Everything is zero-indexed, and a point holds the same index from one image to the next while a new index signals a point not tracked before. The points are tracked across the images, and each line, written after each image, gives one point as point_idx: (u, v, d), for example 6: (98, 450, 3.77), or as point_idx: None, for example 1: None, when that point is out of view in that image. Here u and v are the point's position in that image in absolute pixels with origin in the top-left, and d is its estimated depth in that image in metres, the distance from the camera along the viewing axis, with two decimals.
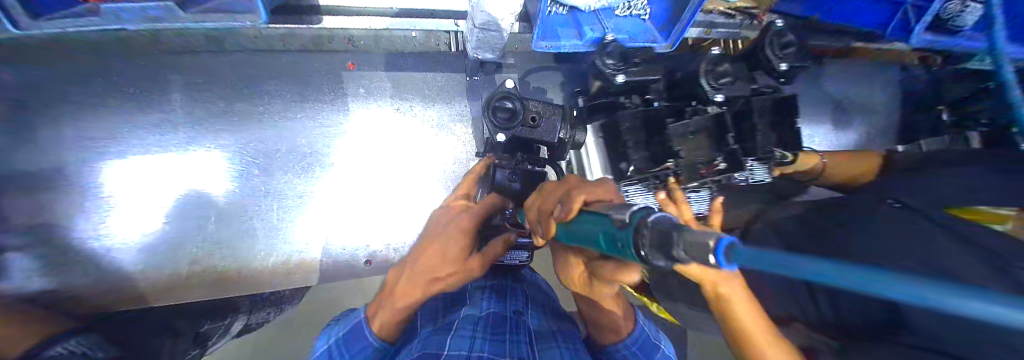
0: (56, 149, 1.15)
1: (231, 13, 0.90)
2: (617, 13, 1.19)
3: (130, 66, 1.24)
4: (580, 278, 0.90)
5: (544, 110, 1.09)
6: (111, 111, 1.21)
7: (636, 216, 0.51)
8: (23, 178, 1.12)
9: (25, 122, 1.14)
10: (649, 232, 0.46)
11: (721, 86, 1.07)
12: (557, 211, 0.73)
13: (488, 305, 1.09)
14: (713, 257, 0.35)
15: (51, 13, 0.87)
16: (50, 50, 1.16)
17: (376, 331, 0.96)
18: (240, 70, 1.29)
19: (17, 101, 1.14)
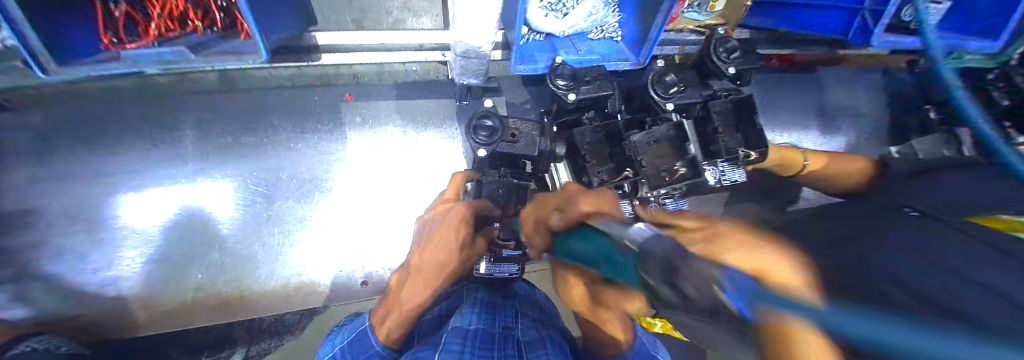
0: (82, 185, 1.30)
1: (238, 54, 0.95)
2: (590, 37, 1.29)
3: (145, 107, 1.37)
4: (581, 293, 0.88)
5: (522, 124, 1.06)
6: (127, 148, 1.34)
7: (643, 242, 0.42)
8: (50, 214, 1.27)
9: (58, 162, 1.29)
10: (654, 262, 0.37)
11: (671, 96, 1.15)
12: (555, 221, 0.74)
13: (476, 319, 1.05)
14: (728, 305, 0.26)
15: (75, 59, 0.90)
16: (79, 98, 1.31)
17: (381, 337, 0.99)
18: (248, 106, 1.42)
19: (53, 145, 1.29)
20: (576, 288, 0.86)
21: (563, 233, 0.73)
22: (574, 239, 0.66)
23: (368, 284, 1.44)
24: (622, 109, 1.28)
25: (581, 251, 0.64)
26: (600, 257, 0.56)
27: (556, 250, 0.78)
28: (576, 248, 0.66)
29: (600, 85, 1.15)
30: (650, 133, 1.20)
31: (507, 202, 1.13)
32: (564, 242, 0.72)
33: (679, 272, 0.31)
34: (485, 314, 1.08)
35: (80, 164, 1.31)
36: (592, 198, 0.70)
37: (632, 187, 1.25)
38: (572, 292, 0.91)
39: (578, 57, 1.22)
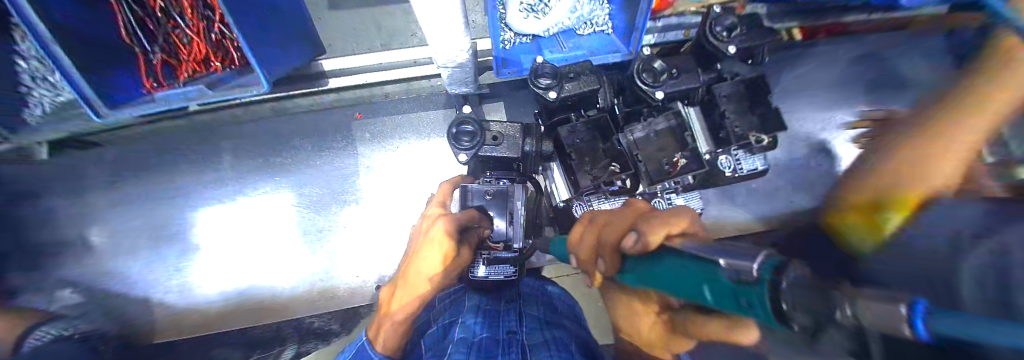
0: (150, 207, 1.54)
1: (242, 87, 1.07)
2: (578, 33, 1.25)
3: (192, 139, 1.58)
4: (654, 334, 0.73)
5: (503, 128, 1.08)
6: (182, 175, 1.56)
7: (762, 268, 0.39)
8: (128, 233, 1.53)
9: (132, 191, 1.55)
10: (795, 291, 0.34)
11: (660, 83, 1.07)
12: (630, 243, 0.68)
13: (479, 328, 0.93)
14: (906, 329, 0.24)
15: (119, 102, 1.01)
16: (142, 137, 1.55)
17: (376, 347, 0.99)
18: (275, 131, 1.59)
19: (126, 177, 1.55)
20: (644, 317, 0.73)
21: (635, 256, 0.68)
22: (656, 264, 0.61)
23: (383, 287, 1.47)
24: (617, 103, 1.23)
25: (668, 278, 0.58)
26: (691, 279, 0.51)
27: (626, 276, 0.71)
28: (661, 273, 0.60)
29: (584, 82, 1.12)
30: (648, 124, 1.14)
31: (499, 206, 1.14)
32: (640, 267, 0.66)
33: (834, 301, 0.29)
34: (486, 321, 0.97)
35: (147, 191, 1.55)
36: (674, 219, 0.66)
37: (633, 183, 1.19)
38: (640, 329, 0.75)
39: (565, 55, 1.19)
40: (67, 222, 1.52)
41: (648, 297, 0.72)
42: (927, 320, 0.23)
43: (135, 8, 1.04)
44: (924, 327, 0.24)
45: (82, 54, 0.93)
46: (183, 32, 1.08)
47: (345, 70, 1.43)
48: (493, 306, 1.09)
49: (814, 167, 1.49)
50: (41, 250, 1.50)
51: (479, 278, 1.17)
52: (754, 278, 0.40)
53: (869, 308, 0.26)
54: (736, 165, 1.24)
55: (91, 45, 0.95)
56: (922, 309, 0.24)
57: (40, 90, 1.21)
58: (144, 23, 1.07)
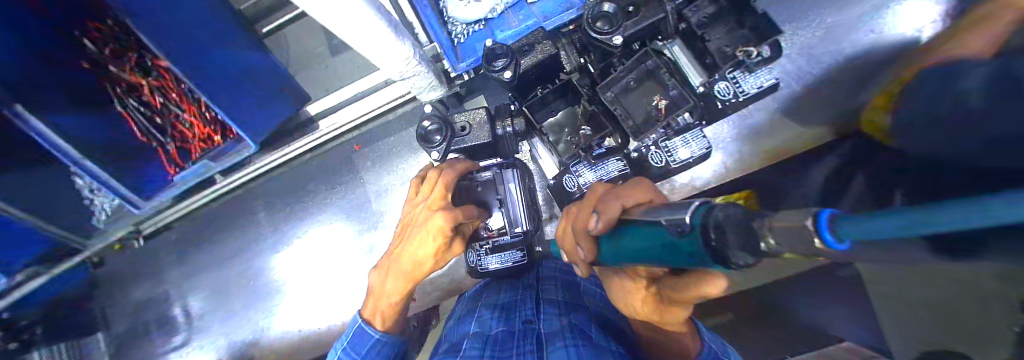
0: (206, 275, 1.72)
1: (235, 153, 1.28)
2: (528, 2, 1.19)
3: (224, 207, 1.73)
4: (644, 305, 0.67)
5: (470, 117, 1.09)
6: (224, 241, 1.72)
7: (694, 216, 0.46)
8: (196, 301, 1.71)
9: (189, 264, 1.73)
10: (725, 233, 0.39)
11: (613, 29, 0.98)
12: (592, 224, 0.70)
13: (495, 322, 0.91)
14: (819, 241, 0.24)
15: (149, 190, 1.29)
16: (185, 216, 1.73)
17: (376, 326, 0.91)
18: (290, 182, 1.70)
19: (182, 253, 1.74)
20: (635, 293, 0.67)
21: (605, 235, 0.69)
22: (621, 236, 0.63)
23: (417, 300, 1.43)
24: (585, 62, 1.13)
25: (636, 247, 0.60)
26: (654, 245, 0.55)
27: (603, 257, 0.70)
28: (628, 245, 0.62)
29: (540, 50, 1.05)
30: (625, 76, 1.05)
31: (492, 195, 1.11)
32: (611, 244, 0.67)
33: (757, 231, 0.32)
34: (501, 313, 0.95)
35: (201, 262, 1.73)
36: (629, 192, 0.71)
37: (622, 140, 1.09)
38: (632, 303, 0.69)
39: (515, 31, 1.16)
40: (148, 303, 1.73)
41: (631, 271, 0.67)
42: (835, 228, 0.24)
43: (143, 109, 1.35)
44: (835, 235, 0.25)
45: (107, 160, 1.17)
46: (183, 119, 1.35)
47: (331, 109, 1.54)
48: (511, 297, 1.05)
49: (848, 65, 1.25)
50: (136, 329, 1.72)
51: (492, 270, 1.17)
52: (689, 226, 0.46)
53: (783, 225, 0.28)
54: (736, 90, 1.05)
55: (113, 150, 1.21)
56: (828, 218, 0.25)
57: (100, 197, 1.44)
58: (153, 119, 1.36)
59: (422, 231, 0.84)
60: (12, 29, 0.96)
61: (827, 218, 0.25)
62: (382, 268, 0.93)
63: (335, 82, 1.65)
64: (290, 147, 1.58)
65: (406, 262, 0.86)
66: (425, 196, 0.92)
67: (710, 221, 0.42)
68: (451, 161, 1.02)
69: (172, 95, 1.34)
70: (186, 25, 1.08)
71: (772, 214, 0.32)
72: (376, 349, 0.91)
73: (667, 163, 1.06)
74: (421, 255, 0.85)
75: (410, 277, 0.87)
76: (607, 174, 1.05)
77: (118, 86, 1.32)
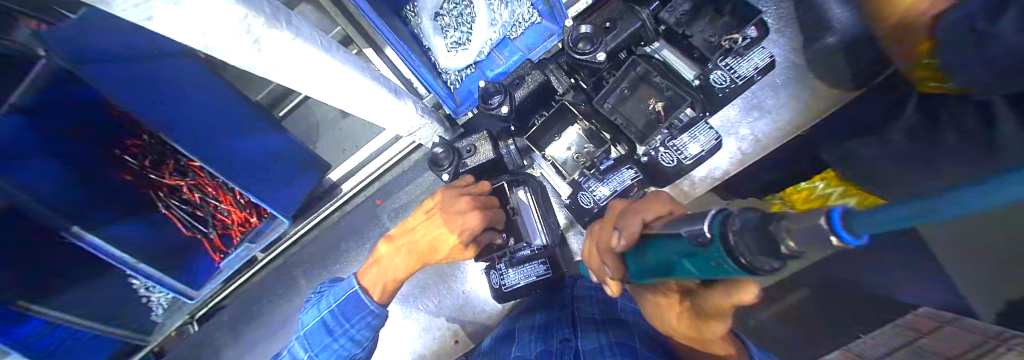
0: (254, 352, 1.78)
1: (268, 230, 1.40)
2: (511, 38, 1.26)
3: (264, 280, 1.82)
4: (682, 321, 0.70)
5: (475, 141, 1.14)
6: (267, 313, 1.80)
7: (712, 227, 0.49)
8: None
9: (238, 341, 1.81)
10: (746, 236, 0.42)
11: (595, 47, 1.02)
12: (616, 241, 0.74)
13: (535, 344, 0.93)
14: (837, 237, 0.26)
15: (201, 280, 1.43)
16: (231, 295, 1.83)
17: (373, 297, 0.97)
18: (321, 245, 1.77)
19: (231, 331, 1.82)
20: (669, 308, 0.72)
21: (631, 251, 0.73)
22: (647, 252, 0.68)
23: (460, 341, 1.42)
24: (575, 81, 1.17)
25: (664, 260, 0.64)
26: (679, 257, 0.60)
27: (632, 272, 0.75)
28: (654, 260, 0.66)
29: (531, 80, 1.10)
30: (615, 87, 1.07)
31: (511, 215, 1.17)
32: (637, 259, 0.72)
33: (775, 234, 0.35)
34: (539, 334, 0.97)
35: (249, 337, 1.80)
36: (647, 206, 0.73)
37: (629, 147, 1.11)
38: (667, 318, 0.73)
39: (504, 67, 1.22)
40: None
41: (665, 285, 0.73)
42: (846, 223, 0.26)
43: (184, 206, 1.50)
44: (849, 230, 0.26)
45: (159, 261, 1.29)
46: (221, 208, 1.53)
47: (349, 171, 1.66)
48: (548, 316, 1.05)
49: None
50: None
51: (518, 286, 1.16)
52: (709, 237, 0.49)
53: (802, 227, 0.31)
54: (732, 75, 1.04)
55: (161, 248, 1.33)
56: (840, 213, 0.26)
57: (156, 293, 1.55)
58: (194, 213, 1.52)
59: (447, 220, 0.98)
60: (61, 160, 1.09)
61: (840, 215, 0.26)
62: (395, 241, 1.03)
63: (350, 143, 1.76)
64: (320, 213, 1.69)
65: (424, 243, 0.99)
66: (455, 190, 1.04)
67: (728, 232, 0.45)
68: (463, 180, 1.09)
69: (208, 189, 1.53)
70: (215, 124, 1.21)
71: (789, 217, 0.34)
72: (365, 320, 0.95)
73: (679, 161, 1.03)
74: (444, 242, 0.98)
75: (417, 257, 0.99)
76: (621, 183, 1.05)
77: (159, 190, 1.47)
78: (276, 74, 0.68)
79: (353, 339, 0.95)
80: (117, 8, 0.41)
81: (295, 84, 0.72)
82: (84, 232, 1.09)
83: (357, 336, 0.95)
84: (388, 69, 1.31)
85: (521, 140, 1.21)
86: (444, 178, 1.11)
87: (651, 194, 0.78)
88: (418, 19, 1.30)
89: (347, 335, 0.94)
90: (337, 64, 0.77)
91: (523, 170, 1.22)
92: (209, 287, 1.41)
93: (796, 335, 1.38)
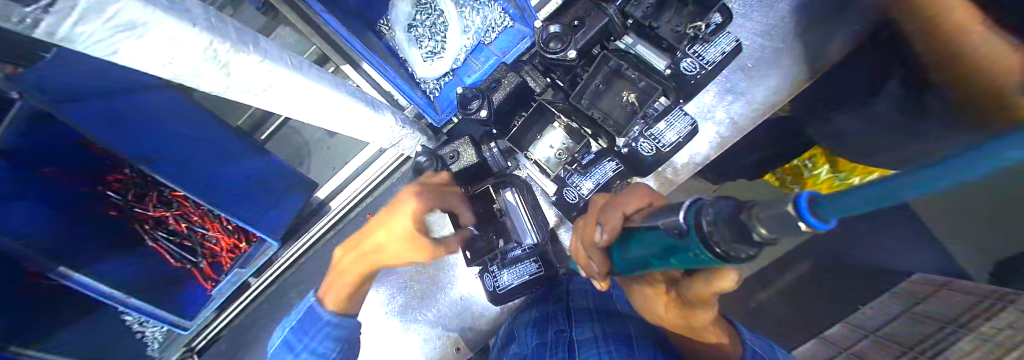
0: None
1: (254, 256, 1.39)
2: (486, 44, 1.29)
3: (259, 306, 1.79)
4: (671, 314, 0.71)
5: (457, 147, 1.14)
6: (265, 338, 1.77)
7: (688, 216, 0.51)
8: None
9: None
10: (720, 224, 0.43)
11: (564, 46, 1.05)
12: (599, 235, 0.75)
13: (532, 337, 0.94)
14: (804, 222, 0.28)
15: (193, 310, 1.40)
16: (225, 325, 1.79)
17: (327, 307, 0.97)
18: (314, 265, 1.75)
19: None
20: (656, 298, 0.73)
21: (615, 244, 0.74)
22: (629, 245, 0.70)
23: (461, 348, 1.42)
24: (552, 80, 1.19)
25: (645, 253, 0.65)
26: (660, 247, 0.60)
27: (617, 267, 0.76)
28: (638, 254, 0.68)
29: (507, 83, 1.12)
30: (590, 80, 1.09)
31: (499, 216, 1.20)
32: (621, 252, 0.73)
33: (746, 222, 0.37)
34: (535, 327, 0.98)
35: None
36: (628, 198, 0.75)
37: (609, 141, 1.13)
38: (656, 310, 0.74)
39: (480, 73, 1.24)
40: None
41: (651, 277, 0.74)
42: (813, 208, 0.27)
43: (172, 238, 1.49)
44: (816, 216, 0.28)
45: (147, 294, 1.28)
46: (210, 236, 1.53)
47: (339, 187, 1.68)
48: (543, 312, 1.06)
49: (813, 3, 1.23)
50: None
51: (510, 287, 1.15)
52: (685, 228, 0.51)
53: (771, 215, 0.32)
54: (702, 62, 1.04)
55: (150, 282, 1.32)
56: (806, 199, 0.28)
57: (150, 327, 1.52)
58: (182, 244, 1.51)
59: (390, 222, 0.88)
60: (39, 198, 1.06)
61: (806, 200, 0.28)
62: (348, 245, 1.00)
63: (338, 161, 1.77)
64: (313, 232, 1.69)
65: (370, 246, 0.92)
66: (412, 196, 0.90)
67: (702, 221, 0.46)
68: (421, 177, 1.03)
69: (195, 217, 1.53)
70: (198, 156, 1.20)
71: (757, 205, 0.36)
72: (322, 331, 0.96)
73: (658, 149, 1.02)
74: (389, 246, 0.89)
75: (365, 262, 0.92)
76: (604, 176, 1.06)
77: (145, 223, 1.45)
78: (248, 99, 0.68)
79: (315, 352, 0.94)
80: (80, 44, 0.41)
81: (271, 106, 0.73)
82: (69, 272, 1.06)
83: (317, 349, 0.95)
84: (367, 84, 1.32)
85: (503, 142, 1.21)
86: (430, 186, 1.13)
87: (633, 184, 0.80)
88: (392, 32, 1.32)
89: (309, 349, 0.95)
90: (310, 83, 0.78)
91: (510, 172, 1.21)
92: (201, 316, 1.39)
93: (796, 312, 1.42)
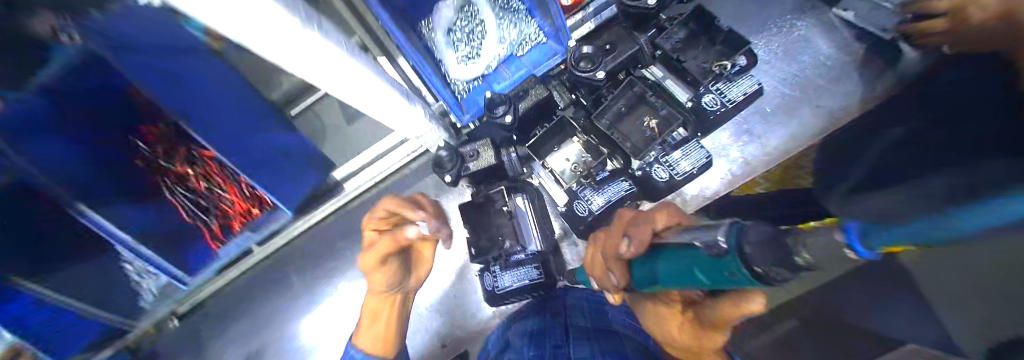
0: (237, 347, 1.76)
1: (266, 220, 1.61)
2: (518, 54, 1.36)
3: (254, 275, 1.80)
4: (684, 334, 0.73)
5: (478, 147, 1.19)
6: (254, 307, 1.78)
7: (728, 236, 0.43)
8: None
9: (220, 334, 1.78)
10: (750, 247, 0.37)
11: (595, 66, 1.10)
12: (626, 248, 0.77)
13: (527, 348, 0.93)
14: (853, 251, 0.34)
15: (200, 266, 1.62)
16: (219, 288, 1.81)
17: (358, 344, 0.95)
18: (316, 244, 1.78)
19: (216, 323, 1.79)
20: (672, 319, 0.74)
21: (638, 258, 0.77)
22: (658, 260, 0.69)
23: (447, 345, 1.45)
24: (576, 97, 1.25)
25: (671, 271, 0.64)
26: (687, 266, 0.58)
27: (636, 279, 0.79)
28: (664, 270, 0.67)
29: (534, 94, 1.18)
30: (614, 100, 1.14)
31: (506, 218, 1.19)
32: (644, 268, 0.74)
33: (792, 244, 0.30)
34: (532, 340, 0.97)
35: (234, 331, 1.77)
36: (655, 217, 0.75)
37: (624, 161, 1.17)
38: (669, 330, 0.75)
39: (510, 81, 1.34)
40: None
41: (668, 297, 0.75)
42: (862, 242, 0.32)
43: (189, 195, 1.56)
44: (864, 247, 0.33)
45: (162, 247, 1.39)
46: (225, 198, 1.60)
47: (354, 171, 1.73)
48: (540, 324, 1.05)
49: (812, 68, 1.41)
50: None
51: (509, 289, 1.16)
52: (725, 248, 0.43)
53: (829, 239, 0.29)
54: (723, 100, 1.10)
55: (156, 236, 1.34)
56: (856, 233, 0.32)
57: (148, 279, 1.60)
58: (198, 202, 1.58)
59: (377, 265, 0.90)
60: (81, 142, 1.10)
61: (855, 234, 0.32)
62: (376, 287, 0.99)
63: (356, 146, 1.83)
64: (324, 211, 1.74)
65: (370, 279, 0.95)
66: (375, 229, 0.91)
67: (744, 246, 0.39)
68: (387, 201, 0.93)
69: (214, 179, 1.59)
70: (233, 123, 1.24)
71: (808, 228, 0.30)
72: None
73: (672, 175, 1.09)
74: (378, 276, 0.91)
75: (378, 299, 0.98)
76: (616, 194, 1.08)
77: (167, 177, 1.51)
78: (296, 69, 0.72)
79: None
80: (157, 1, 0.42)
81: (309, 76, 0.75)
82: (83, 210, 1.15)
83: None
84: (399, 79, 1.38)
85: (523, 149, 1.26)
86: (447, 180, 1.15)
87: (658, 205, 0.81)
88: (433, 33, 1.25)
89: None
90: (357, 66, 0.82)
91: (524, 177, 1.26)
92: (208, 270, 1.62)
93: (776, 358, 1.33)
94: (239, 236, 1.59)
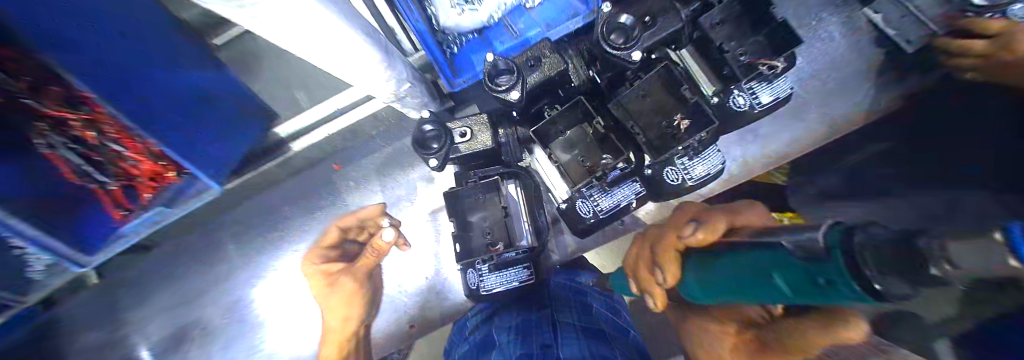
0: (159, 316, 1.50)
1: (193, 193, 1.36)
2: (527, 7, 1.09)
3: (180, 238, 1.52)
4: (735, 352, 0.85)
5: (471, 123, 0.98)
6: (181, 273, 1.52)
7: (830, 237, 0.42)
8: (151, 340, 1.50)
9: (138, 301, 1.51)
10: (868, 251, 0.34)
11: (630, 42, 0.88)
12: (689, 233, 0.88)
13: (513, 346, 0.81)
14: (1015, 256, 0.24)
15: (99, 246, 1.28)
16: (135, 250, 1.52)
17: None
18: (257, 208, 1.50)
19: (133, 289, 1.52)
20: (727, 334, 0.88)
21: (695, 254, 0.85)
22: (716, 262, 0.74)
23: (416, 326, 1.34)
24: (592, 73, 1.04)
25: (728, 273, 0.68)
26: (755, 269, 0.60)
27: (685, 275, 0.86)
28: (721, 272, 0.71)
29: (549, 64, 0.95)
30: (637, 86, 0.97)
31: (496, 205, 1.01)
32: (700, 265, 0.80)
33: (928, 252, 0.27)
34: (519, 335, 0.86)
35: (155, 297, 1.51)
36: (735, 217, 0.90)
37: (638, 157, 1.03)
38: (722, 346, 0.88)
39: (516, 42, 1.06)
40: (97, 352, 1.50)
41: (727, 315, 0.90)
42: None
43: (76, 146, 1.12)
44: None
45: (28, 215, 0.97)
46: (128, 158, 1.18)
47: (309, 126, 1.44)
48: (526, 318, 0.97)
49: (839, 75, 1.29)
50: None
51: (494, 292, 1.06)
52: (825, 248, 0.42)
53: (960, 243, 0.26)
54: (751, 100, 1.05)
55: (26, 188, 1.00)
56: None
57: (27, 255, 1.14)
58: (88, 157, 1.15)
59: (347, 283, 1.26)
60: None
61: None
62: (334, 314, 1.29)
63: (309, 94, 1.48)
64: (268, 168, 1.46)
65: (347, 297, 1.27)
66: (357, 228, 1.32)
67: (852, 244, 0.37)
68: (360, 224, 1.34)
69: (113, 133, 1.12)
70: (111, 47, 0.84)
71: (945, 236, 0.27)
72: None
73: (683, 181, 1.05)
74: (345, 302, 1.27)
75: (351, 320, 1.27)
76: (622, 199, 1.05)
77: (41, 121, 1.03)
78: None
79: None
80: None
81: (266, 34, 0.54)
82: None
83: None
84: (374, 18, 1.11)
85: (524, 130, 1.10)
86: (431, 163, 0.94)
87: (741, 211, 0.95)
88: None
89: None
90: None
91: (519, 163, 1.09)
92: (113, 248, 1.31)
93: None
94: (147, 208, 1.31)
